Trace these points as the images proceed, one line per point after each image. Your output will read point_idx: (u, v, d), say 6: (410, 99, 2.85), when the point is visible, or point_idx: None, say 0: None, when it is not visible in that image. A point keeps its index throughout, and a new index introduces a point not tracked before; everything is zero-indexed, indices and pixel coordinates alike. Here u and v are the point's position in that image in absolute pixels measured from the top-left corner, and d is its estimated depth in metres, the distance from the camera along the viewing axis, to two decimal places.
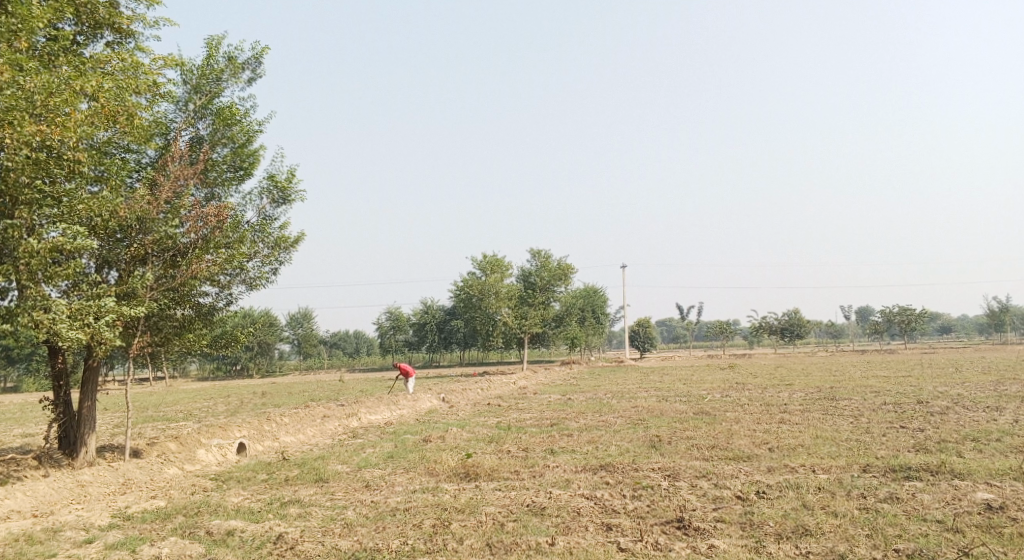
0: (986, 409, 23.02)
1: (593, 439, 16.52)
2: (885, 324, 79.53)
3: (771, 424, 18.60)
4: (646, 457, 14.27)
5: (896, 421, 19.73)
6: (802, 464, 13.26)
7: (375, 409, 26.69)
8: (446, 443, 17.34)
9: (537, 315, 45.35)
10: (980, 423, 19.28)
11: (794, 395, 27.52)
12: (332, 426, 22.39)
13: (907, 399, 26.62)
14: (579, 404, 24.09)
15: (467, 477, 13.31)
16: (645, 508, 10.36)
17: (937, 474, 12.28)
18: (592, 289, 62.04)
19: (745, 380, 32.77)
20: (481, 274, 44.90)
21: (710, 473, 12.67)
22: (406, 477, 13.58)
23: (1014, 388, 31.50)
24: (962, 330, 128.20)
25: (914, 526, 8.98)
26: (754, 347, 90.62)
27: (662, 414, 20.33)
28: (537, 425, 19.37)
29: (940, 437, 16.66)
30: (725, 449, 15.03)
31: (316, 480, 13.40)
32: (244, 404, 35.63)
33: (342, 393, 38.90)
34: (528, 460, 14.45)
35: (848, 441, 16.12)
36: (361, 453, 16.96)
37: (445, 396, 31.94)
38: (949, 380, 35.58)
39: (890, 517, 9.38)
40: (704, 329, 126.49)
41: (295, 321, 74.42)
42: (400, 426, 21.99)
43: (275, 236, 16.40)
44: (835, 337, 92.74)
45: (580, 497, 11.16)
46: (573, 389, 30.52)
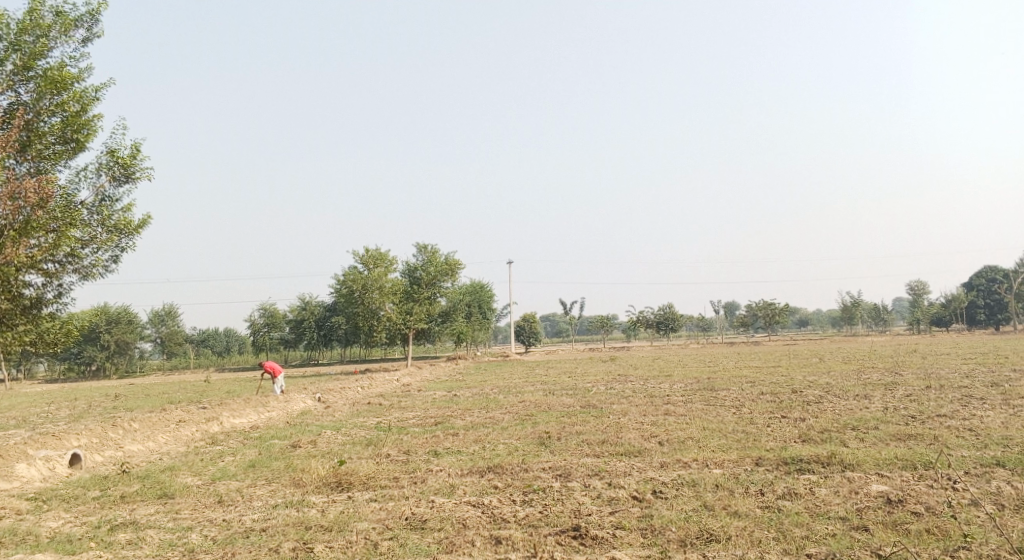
0: (857, 397, 23.63)
1: (479, 438, 15.47)
2: (752, 317, 82.87)
3: (658, 416, 18.16)
4: (535, 456, 13.37)
5: (778, 411, 19.80)
6: (695, 459, 12.68)
7: (241, 412, 24.68)
8: (318, 449, 15.85)
9: (421, 311, 43.98)
10: (856, 411, 19.57)
11: (675, 386, 27.45)
12: (189, 432, 20.39)
13: (782, 389, 27.10)
14: (462, 401, 22.99)
15: (339, 487, 11.96)
16: (536, 515, 9.40)
17: (828, 465, 11.95)
18: (477, 284, 61.05)
19: (626, 373, 32.72)
20: (363, 269, 42.98)
21: (602, 472, 11.90)
22: (268, 491, 12.09)
23: (876, 376, 32.89)
24: (818, 322, 136.04)
25: (823, 524, 8.43)
26: (631, 342, 92.42)
27: (549, 408, 19.53)
28: (419, 425, 18.15)
29: (822, 426, 16.59)
30: (615, 444, 14.31)
31: (159, 498, 11.74)
32: (93, 407, 32.49)
33: (207, 394, 36.15)
34: (408, 465, 13.23)
35: (735, 432, 15.81)
36: (218, 463, 15.23)
37: (322, 395, 30.10)
38: (816, 370, 36.85)
39: (794, 516, 8.75)
40: (583, 324, 128.16)
41: (158, 318, 69.51)
42: (268, 430, 20.25)
43: (115, 220, 15.03)
44: (705, 330, 96.02)
45: (465, 505, 10.07)
46: (458, 385, 29.45)
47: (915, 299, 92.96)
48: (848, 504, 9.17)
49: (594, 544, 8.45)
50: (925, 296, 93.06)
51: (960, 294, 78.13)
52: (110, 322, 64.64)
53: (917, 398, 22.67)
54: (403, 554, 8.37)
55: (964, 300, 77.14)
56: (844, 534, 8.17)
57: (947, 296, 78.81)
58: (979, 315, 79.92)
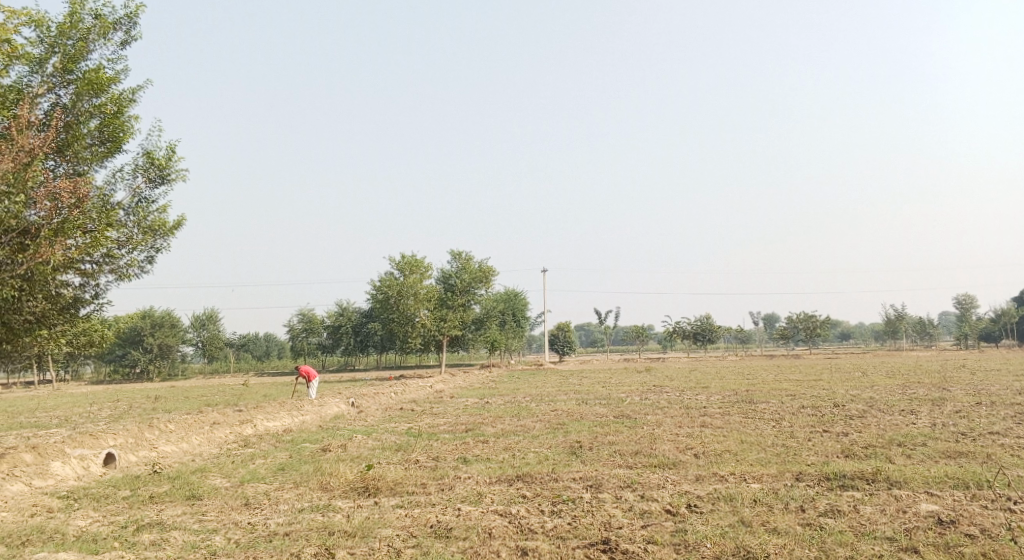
0: (901, 412, 22.89)
1: (510, 446, 15.20)
2: (792, 329, 81.39)
3: (694, 428, 17.71)
4: (566, 465, 13.04)
5: (818, 425, 19.22)
6: (732, 472, 12.26)
7: (274, 415, 24.72)
8: (347, 453, 15.72)
9: (456, 318, 43.91)
10: (900, 426, 18.89)
11: (712, 398, 26.91)
12: (222, 434, 20.44)
13: (822, 403, 26.40)
14: (495, 408, 22.75)
15: (366, 492, 11.78)
16: (565, 527, 9.09)
17: (872, 482, 11.44)
18: (513, 293, 60.81)
19: (661, 383, 32.22)
20: (399, 275, 43.12)
21: (635, 483, 11.54)
22: (295, 494, 11.96)
23: (921, 391, 31.90)
24: (861, 335, 133.23)
25: (868, 544, 8.00)
26: (668, 353, 91.40)
27: (583, 418, 19.19)
28: (450, 431, 17.93)
29: (865, 442, 16.00)
30: (649, 455, 13.93)
31: (186, 499, 11.68)
32: (132, 408, 32.89)
33: (244, 397, 36.40)
34: (436, 472, 13.01)
35: (774, 446, 15.31)
36: (248, 466, 15.18)
37: (355, 400, 30.10)
38: (859, 383, 35.90)
39: (838, 534, 8.32)
40: (620, 334, 127.22)
41: (199, 322, 70.47)
42: (301, 434, 20.21)
43: (150, 220, 15.16)
44: (743, 342, 94.57)
45: (492, 514, 9.80)
46: (491, 393, 29.23)
47: (962, 314, 90.48)
48: (895, 524, 8.71)
49: (625, 558, 8.11)
50: (972, 310, 90.51)
51: (1010, 308, 75.81)
52: (153, 325, 65.71)
53: (965, 414, 21.86)
54: None
55: (1013, 315, 74.83)
56: (891, 555, 7.73)
57: (996, 310, 76.48)
58: None
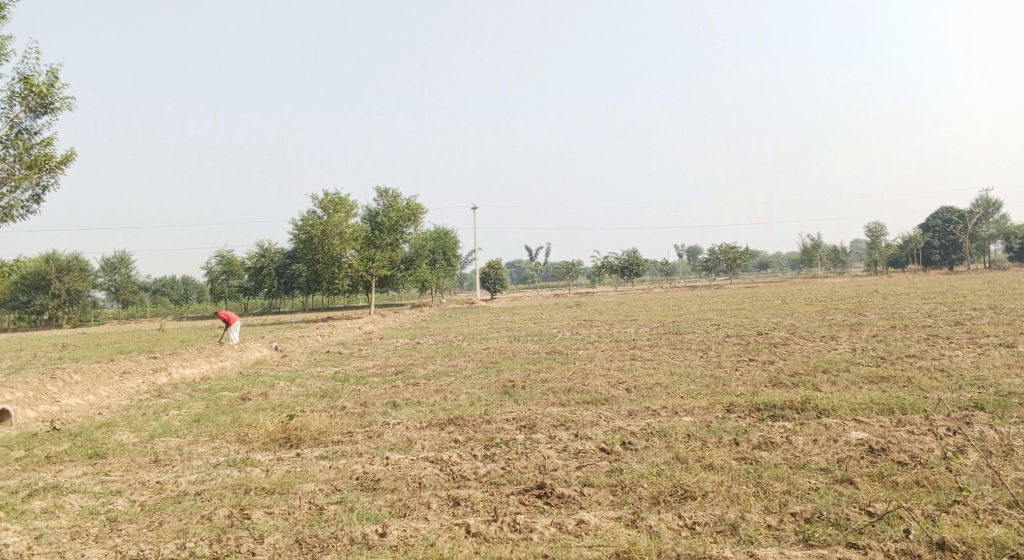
0: (822, 338, 23.41)
1: (440, 388, 14.77)
2: (714, 260, 83.01)
3: (625, 361, 17.62)
4: (498, 406, 12.69)
5: (745, 354, 19.44)
6: (664, 406, 12.13)
7: (192, 362, 23.67)
8: (268, 402, 15.03)
9: (384, 258, 42.92)
10: (823, 353, 19.24)
11: (640, 330, 27.05)
12: (134, 384, 19.42)
13: (747, 332, 26.82)
14: (424, 348, 22.26)
15: (287, 444, 11.21)
16: (498, 471, 8.74)
17: (802, 412, 11.46)
18: (441, 230, 59.74)
19: (591, 317, 32.31)
20: (322, 214, 41.45)
21: (568, 422, 11.28)
22: (210, 449, 11.33)
23: (839, 317, 32.86)
24: (778, 265, 137.42)
25: (805, 477, 7.94)
26: (595, 286, 92.28)
27: (514, 355, 18.87)
28: (379, 374, 17.38)
29: (792, 369, 16.18)
30: (581, 392, 13.71)
31: (89, 459, 10.94)
32: (38, 358, 31.12)
33: (160, 344, 34.92)
34: (363, 418, 12.49)
35: (704, 377, 15.32)
36: (161, 418, 14.38)
37: (280, 344, 29.18)
38: (780, 311, 36.81)
39: (773, 468, 8.21)
40: (548, 269, 127.83)
41: (111, 265, 67.20)
42: (220, 381, 19.37)
43: (35, 154, 14.24)
44: (668, 274, 96.13)
45: (422, 462, 9.39)
46: (421, 332, 28.74)
47: (872, 241, 93.90)
48: (828, 454, 8.69)
49: (560, 503, 7.85)
50: (882, 237, 94.00)
51: (917, 235, 78.90)
52: (60, 270, 62.40)
53: (883, 338, 22.52)
54: (352, 521, 7.73)
55: (920, 241, 77.95)
56: (828, 488, 7.68)
57: (905, 237, 79.47)
58: (934, 256, 80.91)
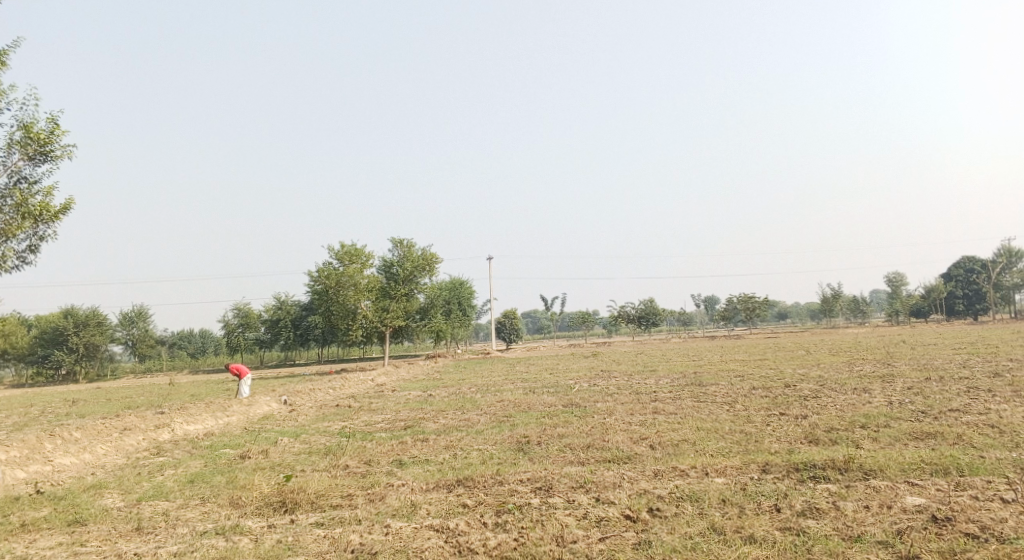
0: (854, 390, 22.19)
1: (450, 444, 13.80)
2: (732, 310, 81.61)
3: (647, 414, 16.60)
4: (512, 465, 11.69)
5: (774, 406, 18.35)
6: (693, 465, 11.09)
7: (197, 417, 22.79)
8: (268, 460, 14.11)
9: (398, 308, 42.21)
10: (858, 405, 18.06)
11: (660, 382, 25.93)
12: (133, 441, 18.57)
13: (774, 383, 25.66)
14: (436, 401, 21.29)
15: (282, 508, 10.29)
16: (510, 543, 7.81)
17: (846, 472, 10.38)
18: (457, 281, 58.97)
19: (609, 368, 31.28)
20: (338, 265, 40.91)
21: (588, 483, 10.27)
22: (199, 514, 10.40)
23: (868, 368, 31.55)
24: (797, 314, 135.31)
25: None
26: (612, 337, 90.91)
27: (529, 408, 17.85)
28: (387, 430, 16.43)
29: (828, 424, 15.07)
30: (601, 449, 12.69)
31: (67, 527, 10.07)
32: (44, 414, 30.37)
33: (170, 398, 34.14)
34: (366, 479, 11.52)
35: (734, 433, 14.25)
36: (154, 479, 13.49)
37: (289, 398, 28.31)
38: (805, 362, 35.56)
39: (824, 545, 7.20)
40: (565, 319, 126.58)
41: (128, 319, 66.86)
42: (223, 437, 18.49)
43: (32, 203, 13.64)
44: (685, 325, 94.56)
45: (426, 531, 8.42)
46: (434, 384, 27.79)
47: (894, 291, 92.14)
48: (886, 524, 7.66)
49: None
50: (903, 286, 92.29)
51: (939, 284, 77.26)
52: (77, 324, 62.13)
53: (920, 390, 21.28)
54: None
55: (942, 291, 76.29)
56: None
57: (926, 287, 77.82)
58: (957, 305, 78.97)
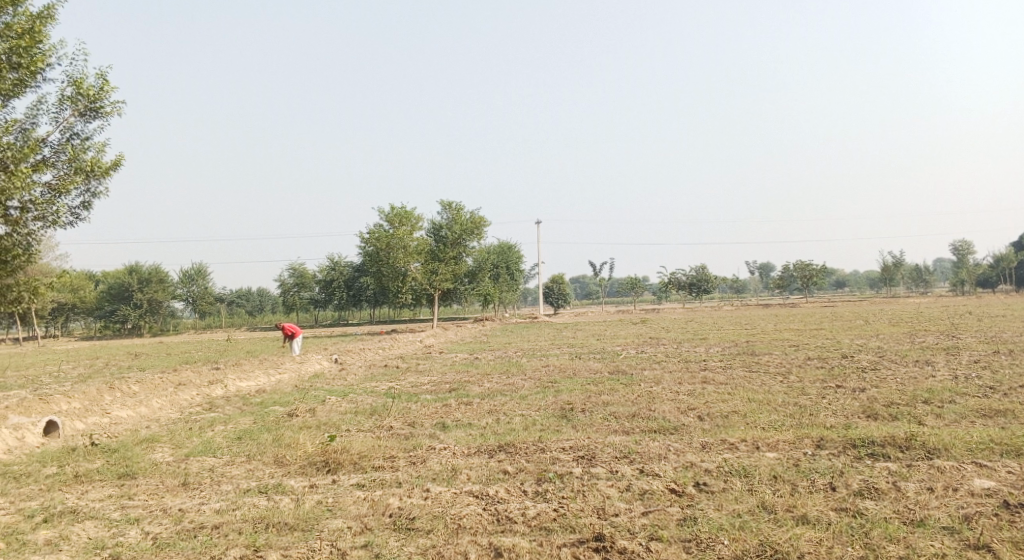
0: (915, 363, 21.39)
1: (494, 409, 13.65)
2: (788, 277, 79.77)
3: (696, 384, 16.21)
4: (556, 433, 11.46)
5: (829, 378, 17.79)
6: (744, 438, 10.71)
7: (249, 374, 23.14)
8: (314, 419, 14.17)
9: (448, 271, 42.22)
10: (918, 379, 17.34)
11: (711, 350, 25.40)
12: (186, 396, 18.92)
13: (830, 354, 24.92)
14: (483, 365, 21.21)
15: (324, 469, 10.27)
16: (550, 514, 7.62)
17: (907, 451, 9.89)
18: (507, 244, 58.74)
19: (659, 335, 30.82)
20: (388, 227, 40.99)
21: (633, 454, 9.99)
22: (243, 471, 10.46)
23: (930, 339, 30.40)
24: (855, 283, 131.76)
25: (927, 553, 6.59)
26: (663, 302, 89.99)
27: (575, 374, 17.60)
28: (432, 392, 16.38)
29: (887, 398, 14.49)
30: (648, 419, 12.37)
31: (117, 479, 10.22)
32: (106, 367, 31.29)
33: (225, 354, 34.84)
34: (408, 442, 11.44)
35: (786, 405, 13.80)
36: (204, 434, 13.66)
37: (339, 357, 28.61)
38: (863, 332, 34.48)
39: (882, 531, 6.83)
40: (616, 285, 125.61)
41: (188, 277, 68.45)
42: (273, 395, 18.71)
43: (83, 158, 13.79)
44: (739, 292, 92.97)
45: (465, 497, 8.27)
46: (482, 347, 27.75)
47: (959, 260, 88.78)
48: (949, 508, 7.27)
49: None
50: (968, 255, 88.93)
51: (1008, 254, 74.01)
52: (141, 281, 63.86)
53: (985, 364, 20.39)
54: None
55: (1011, 260, 73.05)
56: None
57: (994, 256, 74.70)
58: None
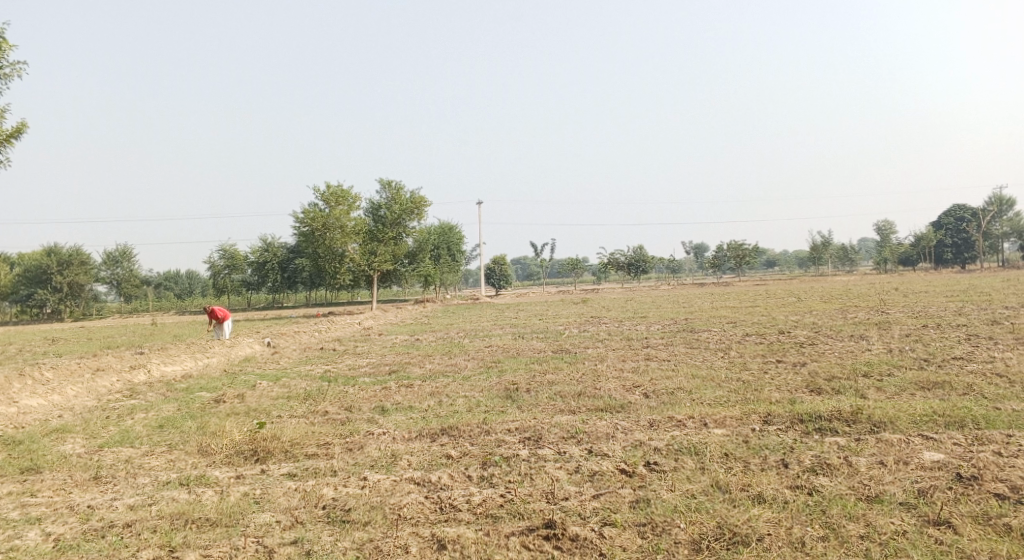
0: (852, 338, 21.66)
1: (435, 390, 13.13)
2: (722, 257, 81.05)
3: (639, 362, 15.98)
4: (499, 414, 11.02)
5: (771, 354, 17.81)
6: (692, 415, 10.44)
7: (176, 359, 22.06)
8: (244, 405, 13.42)
9: (386, 252, 41.30)
10: (856, 353, 17.48)
11: (652, 328, 25.34)
12: (106, 382, 17.86)
13: (768, 330, 25.12)
14: (422, 346, 20.64)
15: (252, 458, 9.61)
16: (496, 500, 7.19)
17: (855, 425, 9.76)
18: (446, 225, 57.88)
19: (599, 314, 30.66)
20: (324, 206, 39.77)
21: (580, 434, 9.61)
22: (164, 463, 9.72)
23: (862, 315, 31.03)
24: (785, 263, 135.07)
25: (887, 531, 6.39)
26: (600, 283, 90.49)
27: (518, 354, 17.19)
28: (370, 374, 15.76)
29: (829, 373, 14.51)
30: (593, 397, 12.03)
31: (20, 475, 9.38)
32: (22, 353, 29.61)
33: (152, 338, 33.37)
34: (345, 427, 10.83)
35: (731, 381, 13.66)
36: (124, 423, 12.79)
37: (272, 340, 27.62)
38: (797, 309, 35.01)
39: (840, 510, 6.63)
40: (554, 266, 125.70)
41: (112, 259, 65.56)
42: (202, 380, 17.81)
43: None
44: (674, 272, 94.14)
45: (405, 485, 7.75)
46: (422, 329, 27.12)
47: (883, 240, 91.62)
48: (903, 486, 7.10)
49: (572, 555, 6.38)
50: (892, 234, 91.82)
51: (929, 233, 76.43)
52: (60, 264, 60.86)
53: (918, 338, 20.76)
54: None
55: (932, 239, 75.45)
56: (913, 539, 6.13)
57: (916, 235, 77.05)
58: (946, 254, 78.51)
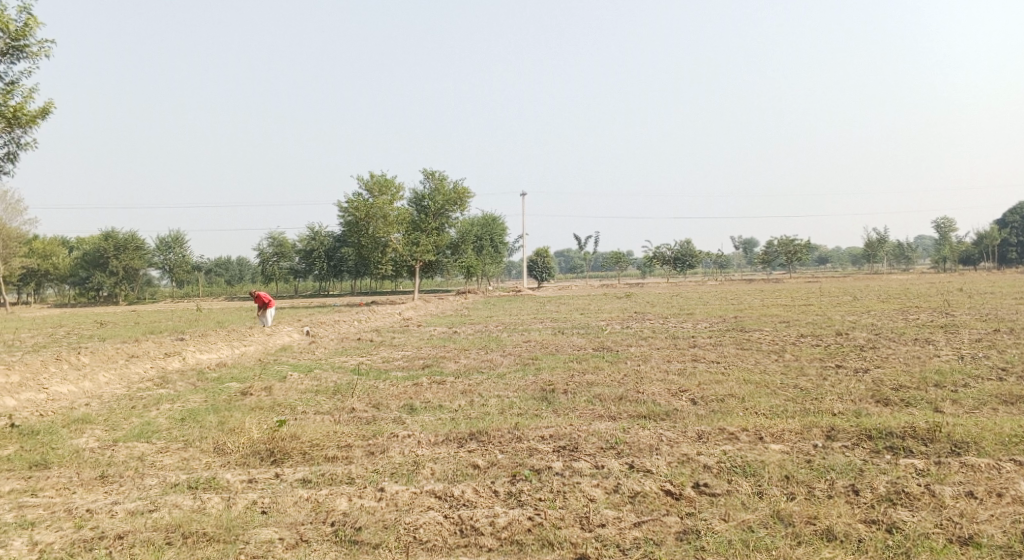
0: (915, 341, 20.25)
1: (467, 389, 12.36)
2: (773, 253, 78.68)
3: (686, 363, 14.99)
4: (533, 418, 10.17)
5: (829, 357, 16.64)
6: (744, 427, 9.46)
7: (212, 345, 21.72)
8: (269, 399, 12.81)
9: (429, 242, 40.69)
10: (923, 359, 16.20)
11: (699, 326, 24.21)
12: (139, 369, 17.50)
13: (823, 331, 23.77)
14: (460, 339, 19.93)
15: (268, 459, 8.96)
16: (524, 524, 6.46)
17: (933, 445, 8.69)
18: (491, 217, 57.17)
19: (643, 310, 29.60)
20: (368, 196, 39.34)
21: (620, 445, 8.72)
22: (176, 461, 9.12)
23: (924, 317, 29.36)
24: (837, 260, 131.39)
25: None
26: (646, 277, 89.08)
27: (557, 351, 16.32)
28: (403, 369, 15.07)
29: (895, 380, 13.32)
30: (635, 402, 11.12)
31: (28, 470, 8.87)
32: (67, 336, 29.67)
33: (195, 324, 33.32)
34: (369, 427, 10.11)
35: (787, 387, 12.61)
36: (146, 414, 12.30)
37: (311, 328, 27.23)
38: (853, 308, 33.41)
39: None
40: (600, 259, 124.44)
41: (165, 244, 66.19)
42: (234, 368, 17.36)
43: (6, 104, 12.22)
44: (722, 268, 92.03)
45: (425, 499, 6.99)
46: (462, 321, 26.41)
47: (941, 237, 88.25)
48: (998, 536, 6.13)
49: None
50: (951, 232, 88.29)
51: (992, 231, 73.03)
52: (117, 248, 61.66)
53: (989, 343, 19.31)
54: None
55: (996, 239, 72.06)
56: None
57: (978, 234, 73.75)
58: (1009, 253, 75.03)
